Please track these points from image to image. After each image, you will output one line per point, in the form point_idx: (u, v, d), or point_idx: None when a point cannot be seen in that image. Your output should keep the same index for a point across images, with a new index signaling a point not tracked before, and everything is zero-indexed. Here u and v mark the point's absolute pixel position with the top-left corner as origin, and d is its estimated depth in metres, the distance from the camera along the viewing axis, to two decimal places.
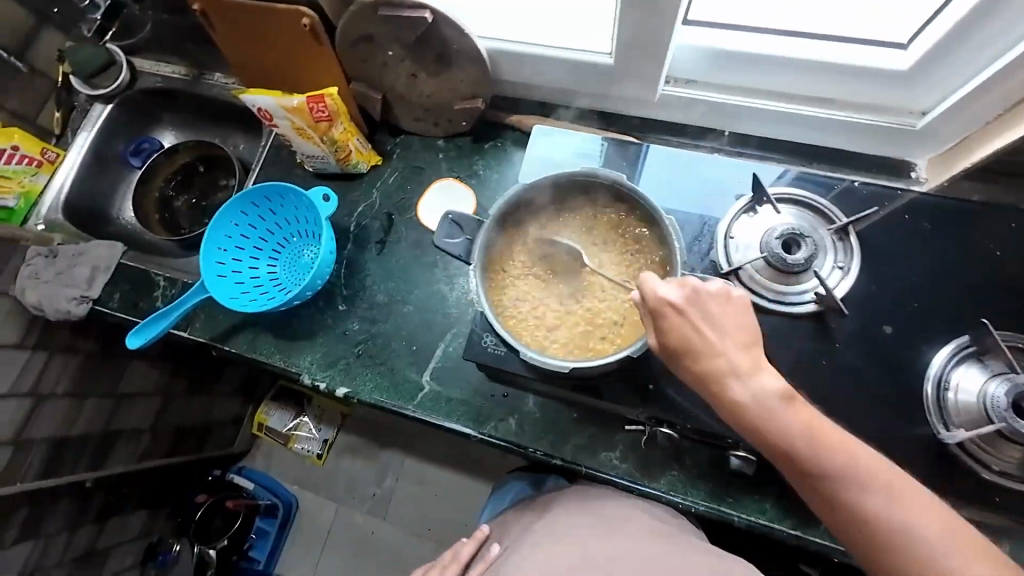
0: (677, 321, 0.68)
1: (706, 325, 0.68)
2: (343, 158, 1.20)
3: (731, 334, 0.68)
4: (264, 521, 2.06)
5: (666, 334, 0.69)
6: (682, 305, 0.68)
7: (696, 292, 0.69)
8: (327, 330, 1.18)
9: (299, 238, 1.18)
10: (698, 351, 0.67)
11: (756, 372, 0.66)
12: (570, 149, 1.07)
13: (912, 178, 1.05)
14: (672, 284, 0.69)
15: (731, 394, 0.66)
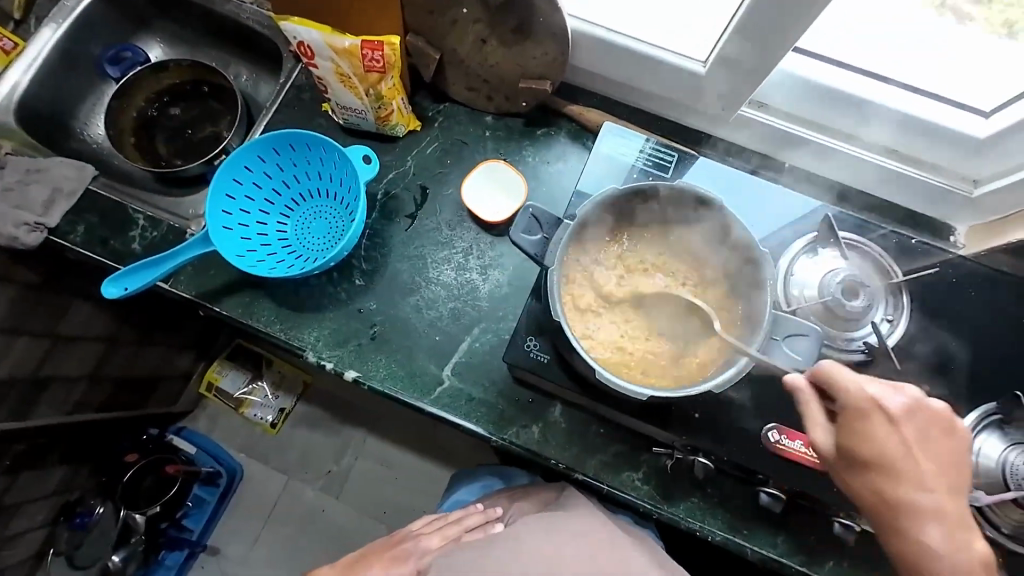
0: (886, 433, 0.66)
1: (914, 450, 0.67)
2: (382, 117, 1.07)
3: (943, 469, 0.67)
4: (202, 490, 1.85)
5: (857, 441, 0.68)
6: (899, 418, 0.67)
7: (920, 408, 0.69)
8: (340, 304, 1.07)
9: (316, 197, 1.08)
10: (902, 473, 0.66)
11: (955, 515, 0.65)
12: (638, 156, 1.03)
13: (951, 242, 1.08)
14: (885, 388, 0.69)
15: (925, 533, 0.65)
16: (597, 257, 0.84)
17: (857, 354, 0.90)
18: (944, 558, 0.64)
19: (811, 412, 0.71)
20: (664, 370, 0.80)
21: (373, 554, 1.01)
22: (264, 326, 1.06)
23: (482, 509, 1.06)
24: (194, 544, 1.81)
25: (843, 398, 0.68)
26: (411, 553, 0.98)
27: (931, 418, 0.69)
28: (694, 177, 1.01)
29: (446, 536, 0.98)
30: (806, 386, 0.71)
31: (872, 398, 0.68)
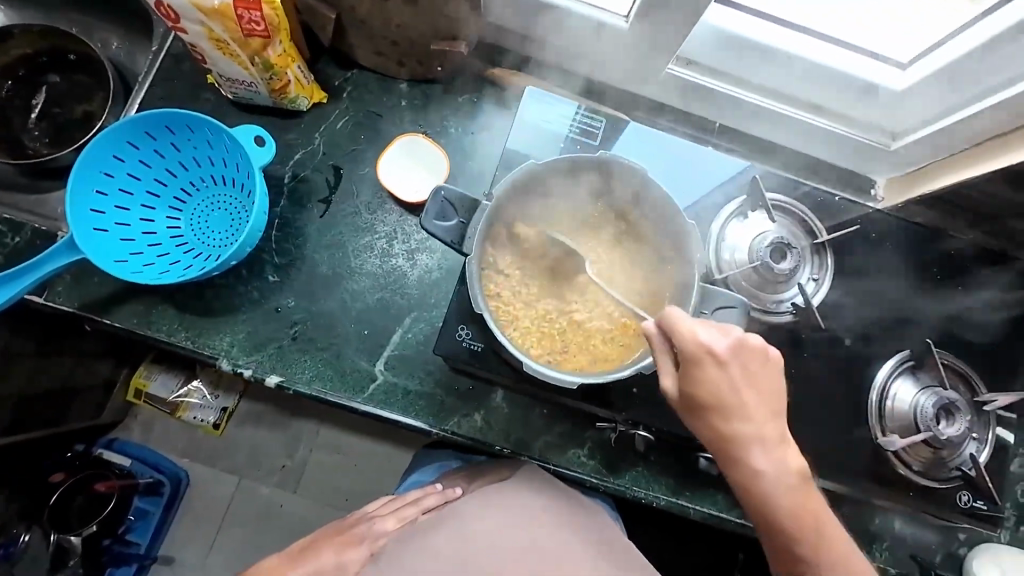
0: (716, 376, 0.65)
1: (734, 384, 0.65)
2: (277, 89, 0.95)
3: (763, 394, 0.67)
4: (144, 501, 1.68)
5: (694, 383, 0.66)
6: (727, 360, 0.65)
7: (739, 348, 0.66)
8: (253, 304, 0.97)
9: (210, 185, 0.95)
10: (730, 407, 0.66)
11: (777, 437, 0.67)
12: (564, 123, 0.96)
13: (872, 195, 1.10)
14: (713, 330, 0.66)
15: (754, 459, 0.67)
16: (519, 241, 0.79)
17: (784, 316, 0.92)
18: (759, 477, 0.67)
19: (662, 357, 0.69)
20: (598, 355, 0.77)
21: (324, 538, 0.90)
22: (167, 335, 0.94)
23: (441, 488, 0.97)
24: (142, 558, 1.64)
25: (683, 345, 0.65)
26: (365, 537, 0.89)
27: (754, 354, 0.67)
28: (622, 143, 0.97)
29: (403, 518, 0.91)
30: (657, 331, 0.68)
31: (700, 343, 0.65)
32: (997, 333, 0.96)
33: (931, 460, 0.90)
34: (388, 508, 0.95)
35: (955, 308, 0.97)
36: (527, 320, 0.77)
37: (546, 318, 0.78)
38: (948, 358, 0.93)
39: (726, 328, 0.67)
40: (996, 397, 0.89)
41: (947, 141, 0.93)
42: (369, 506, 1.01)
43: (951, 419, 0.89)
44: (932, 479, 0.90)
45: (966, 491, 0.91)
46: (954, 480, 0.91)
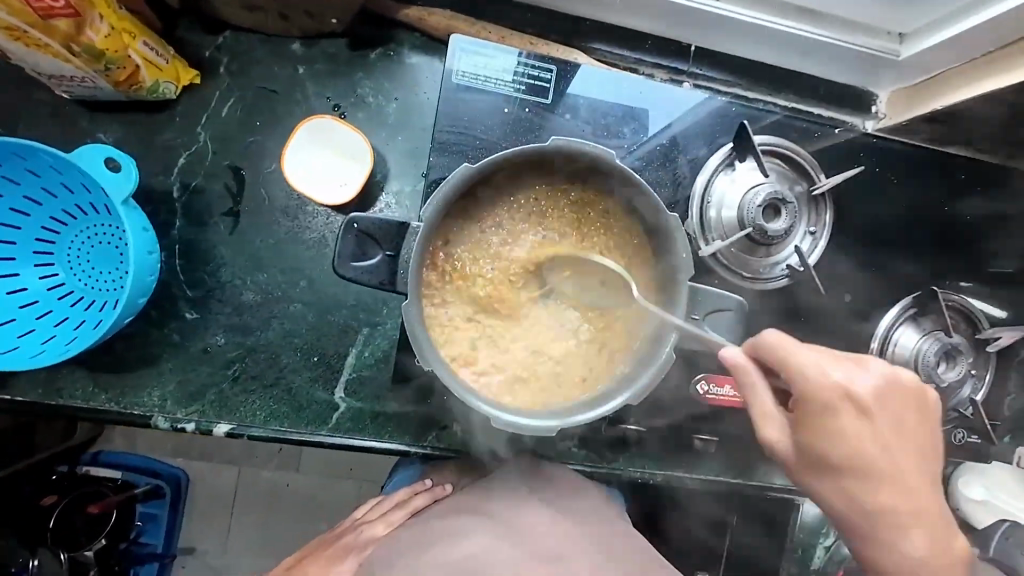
0: (840, 425, 0.58)
1: (853, 444, 0.58)
2: (124, 80, 0.72)
3: (909, 441, 0.60)
4: (149, 505, 1.37)
5: (814, 437, 0.59)
6: (866, 403, 0.58)
7: (885, 391, 0.60)
8: (176, 349, 0.83)
9: (79, 218, 0.76)
10: (882, 467, 0.59)
11: (916, 494, 0.59)
12: (505, 78, 0.76)
13: (871, 113, 0.95)
14: (837, 370, 0.59)
15: (899, 528, 0.59)
16: (451, 260, 0.61)
17: (781, 280, 0.81)
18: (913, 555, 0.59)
19: (754, 393, 0.62)
20: (575, 375, 0.63)
21: (314, 552, 0.91)
22: (83, 401, 0.81)
23: (432, 483, 0.91)
24: (162, 560, 1.37)
25: (802, 389, 0.58)
26: (353, 548, 0.86)
27: (896, 393, 0.60)
28: (578, 96, 0.79)
29: (391, 523, 0.86)
30: (748, 362, 0.61)
31: (839, 385, 0.58)
32: (992, 258, 0.91)
33: (931, 406, 0.86)
34: (377, 511, 0.92)
35: (952, 241, 0.90)
36: (484, 350, 0.62)
37: (509, 346, 0.62)
38: (952, 299, 0.86)
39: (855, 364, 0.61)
40: (998, 334, 0.84)
41: (962, 47, 0.78)
42: (356, 511, 0.98)
43: (951, 363, 0.84)
44: (929, 425, 0.88)
45: (960, 428, 0.89)
46: (948, 420, 0.89)
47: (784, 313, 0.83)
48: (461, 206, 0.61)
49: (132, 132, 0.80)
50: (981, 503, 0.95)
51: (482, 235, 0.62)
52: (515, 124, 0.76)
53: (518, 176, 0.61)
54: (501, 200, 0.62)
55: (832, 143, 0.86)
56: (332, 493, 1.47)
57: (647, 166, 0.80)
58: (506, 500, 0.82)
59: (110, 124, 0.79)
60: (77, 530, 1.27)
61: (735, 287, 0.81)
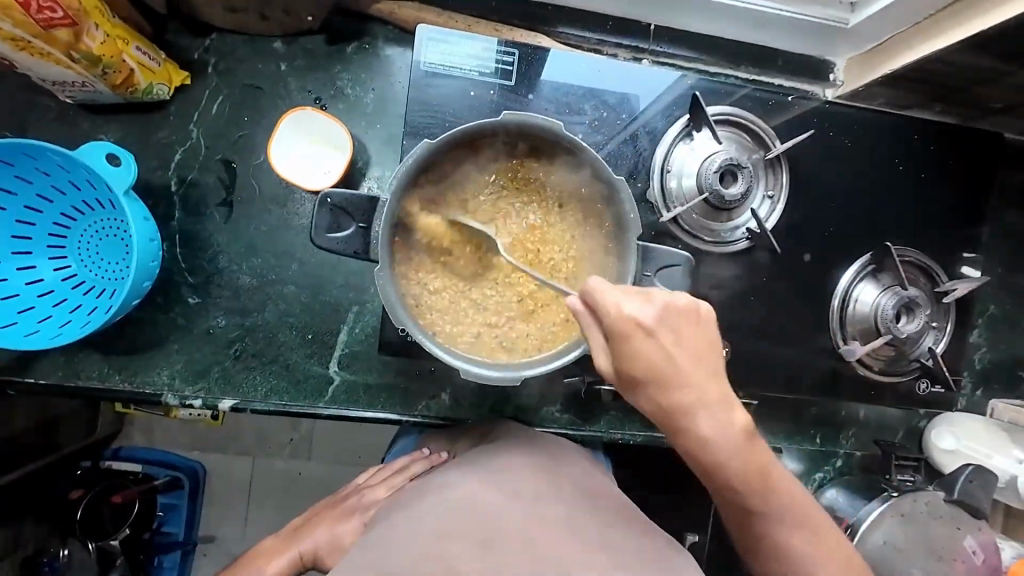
0: (651, 347, 0.59)
1: (658, 360, 0.60)
2: (121, 83, 0.78)
3: (707, 364, 0.63)
4: (168, 496, 1.45)
5: (623, 362, 0.60)
6: (654, 328, 0.60)
7: (675, 310, 0.61)
8: (181, 332, 0.90)
9: (87, 213, 0.83)
10: (669, 377, 0.61)
11: (720, 399, 0.64)
12: (470, 63, 0.82)
13: (830, 81, 0.98)
14: (637, 301, 0.60)
15: (697, 423, 0.63)
16: (422, 232, 0.67)
17: (740, 243, 0.86)
18: (713, 445, 0.64)
19: (592, 338, 0.62)
20: (539, 333, 0.69)
21: (321, 513, 0.98)
22: (100, 381, 0.88)
23: (428, 453, 0.96)
24: (184, 548, 1.45)
25: (606, 320, 0.59)
26: (356, 508, 0.93)
27: (682, 312, 0.62)
28: (542, 77, 0.83)
29: (392, 486, 0.91)
30: (586, 308, 0.61)
31: (624, 313, 0.58)
32: (950, 216, 0.94)
33: (893, 357, 0.91)
34: (376, 480, 0.98)
35: (911, 200, 0.94)
36: (454, 312, 0.67)
37: (476, 307, 0.69)
38: (908, 255, 0.90)
39: (663, 293, 0.62)
40: (955, 286, 0.88)
41: (906, 11, 0.81)
42: (360, 476, 1.03)
43: (910, 315, 0.88)
44: (892, 376, 0.92)
45: (924, 378, 0.93)
46: (913, 371, 0.93)
47: (747, 274, 0.88)
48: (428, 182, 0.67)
49: (131, 132, 0.86)
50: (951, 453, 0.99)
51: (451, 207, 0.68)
52: (482, 106, 0.82)
53: (479, 151, 0.67)
54: (464, 175, 0.68)
55: (789, 110, 0.90)
56: (340, 475, 1.54)
57: (609, 141, 0.85)
58: (492, 456, 0.82)
59: (111, 126, 0.86)
60: (104, 521, 1.35)
61: (697, 251, 0.86)
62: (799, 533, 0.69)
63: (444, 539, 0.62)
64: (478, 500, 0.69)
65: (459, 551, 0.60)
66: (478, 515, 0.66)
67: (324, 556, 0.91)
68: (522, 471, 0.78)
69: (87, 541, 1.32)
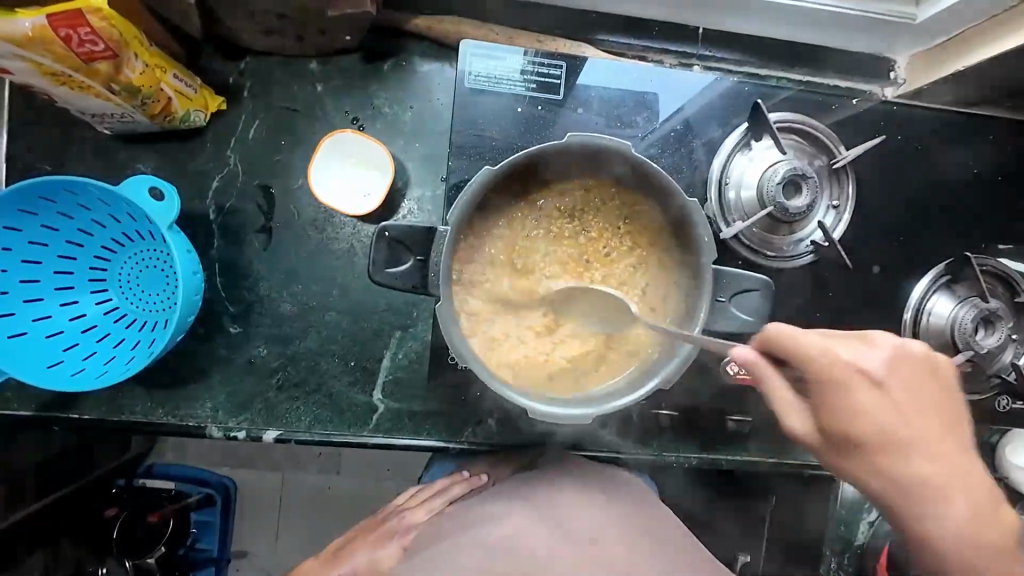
0: (868, 401, 0.53)
1: (926, 423, 0.55)
2: (160, 112, 0.77)
3: (946, 422, 0.56)
4: (200, 512, 1.42)
5: (838, 418, 0.53)
6: (882, 377, 0.54)
7: (901, 355, 0.55)
8: (223, 363, 0.88)
9: (127, 244, 0.81)
10: (900, 444, 0.55)
11: (968, 475, 0.57)
12: (514, 78, 0.78)
13: (890, 79, 0.92)
14: (867, 347, 0.54)
15: (942, 505, 0.56)
16: (479, 264, 0.64)
17: (805, 257, 0.81)
18: (965, 535, 0.57)
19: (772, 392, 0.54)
20: (601, 367, 0.65)
21: (359, 536, 0.91)
22: (143, 416, 0.86)
23: (467, 474, 0.91)
24: (218, 564, 1.41)
25: (823, 373, 0.52)
26: (395, 532, 0.87)
27: (918, 359, 0.56)
28: (590, 88, 0.80)
29: (432, 510, 0.87)
30: (760, 358, 0.53)
31: (840, 358, 0.52)
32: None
33: (970, 374, 0.85)
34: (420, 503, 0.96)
35: (984, 204, 0.88)
36: (512, 345, 0.64)
37: (535, 342, 0.64)
38: (986, 264, 0.84)
39: (883, 332, 0.56)
40: None
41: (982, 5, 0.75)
42: (397, 499, 0.96)
43: (990, 329, 0.82)
44: (970, 393, 0.86)
45: (1004, 395, 0.86)
46: (992, 387, 0.86)
47: (812, 289, 0.83)
48: (488, 207, 0.63)
49: (168, 161, 0.85)
50: None
51: (510, 234, 0.65)
52: (529, 121, 0.78)
53: (537, 175, 0.63)
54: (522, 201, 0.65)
55: (850, 112, 0.84)
56: (371, 490, 1.51)
57: (662, 153, 0.81)
58: (554, 482, 0.87)
59: (148, 155, 0.84)
60: (138, 538, 1.32)
61: (759, 267, 0.81)
62: None
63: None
64: (525, 544, 0.81)
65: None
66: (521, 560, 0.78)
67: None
68: (575, 513, 0.84)
69: (124, 559, 1.30)
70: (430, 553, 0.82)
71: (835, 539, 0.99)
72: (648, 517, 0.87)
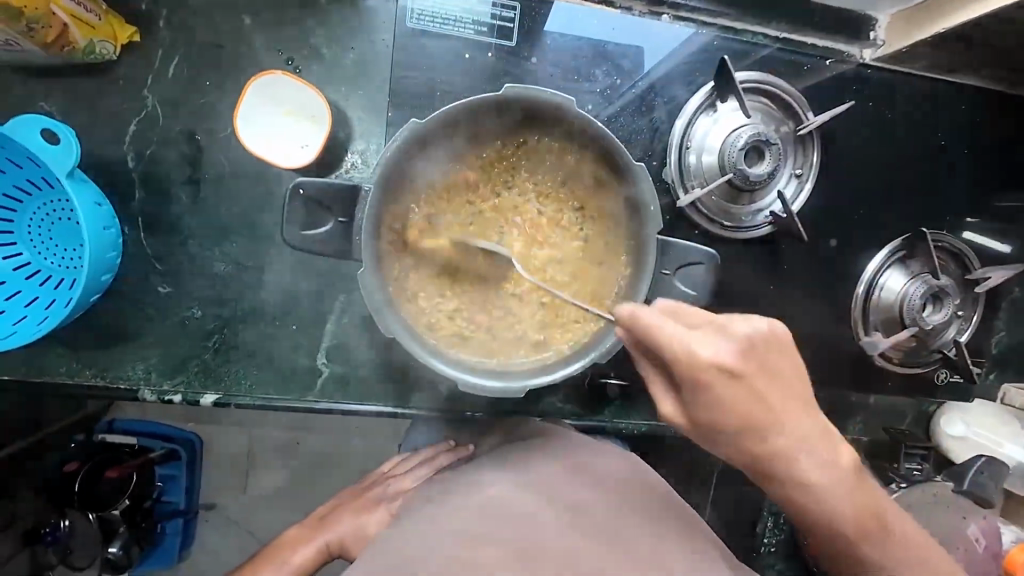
0: (720, 385, 0.51)
1: (735, 404, 0.52)
2: (55, 41, 0.67)
3: (789, 393, 0.55)
4: (167, 466, 1.36)
5: (693, 385, 0.52)
6: (742, 367, 0.52)
7: (767, 339, 0.54)
8: (154, 323, 0.83)
9: (32, 193, 0.73)
10: (760, 425, 0.54)
11: (817, 442, 0.56)
12: (458, 20, 0.72)
13: (868, 40, 0.82)
14: (718, 339, 0.52)
15: (800, 474, 0.56)
16: (412, 223, 0.61)
17: (762, 228, 0.79)
18: (822, 497, 0.57)
19: (648, 364, 0.56)
20: (535, 342, 0.62)
21: (346, 504, 0.95)
22: (68, 377, 0.81)
23: (454, 444, 0.89)
24: (187, 515, 1.38)
25: (686, 372, 0.51)
26: (382, 499, 0.91)
27: (764, 342, 0.54)
28: (544, 32, 0.73)
29: (419, 478, 0.89)
30: (632, 326, 0.53)
31: (698, 357, 0.51)
32: (987, 193, 0.87)
33: (911, 348, 0.85)
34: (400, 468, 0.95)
35: (948, 177, 0.86)
36: (438, 306, 0.62)
37: (467, 307, 0.62)
38: (943, 240, 0.84)
39: (743, 320, 0.54)
40: (990, 275, 0.82)
41: None
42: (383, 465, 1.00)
43: (937, 305, 0.82)
44: (915, 366, 0.87)
45: (943, 369, 0.88)
46: (932, 362, 0.87)
47: (766, 259, 0.81)
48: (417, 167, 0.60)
49: (76, 101, 0.76)
50: (961, 439, 0.91)
51: (445, 190, 0.62)
52: (479, 70, 0.72)
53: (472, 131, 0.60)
54: (459, 157, 0.61)
55: (819, 74, 0.80)
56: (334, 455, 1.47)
57: (622, 110, 0.75)
58: (529, 457, 0.74)
59: (51, 92, 0.75)
60: (97, 493, 1.27)
61: (715, 237, 0.78)
62: (860, 547, 0.59)
63: (474, 547, 0.58)
64: (519, 509, 0.64)
65: (491, 555, 0.57)
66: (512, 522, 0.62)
67: (351, 548, 0.89)
68: (568, 481, 0.69)
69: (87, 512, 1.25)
70: (405, 528, 0.69)
71: None
72: (643, 481, 0.73)
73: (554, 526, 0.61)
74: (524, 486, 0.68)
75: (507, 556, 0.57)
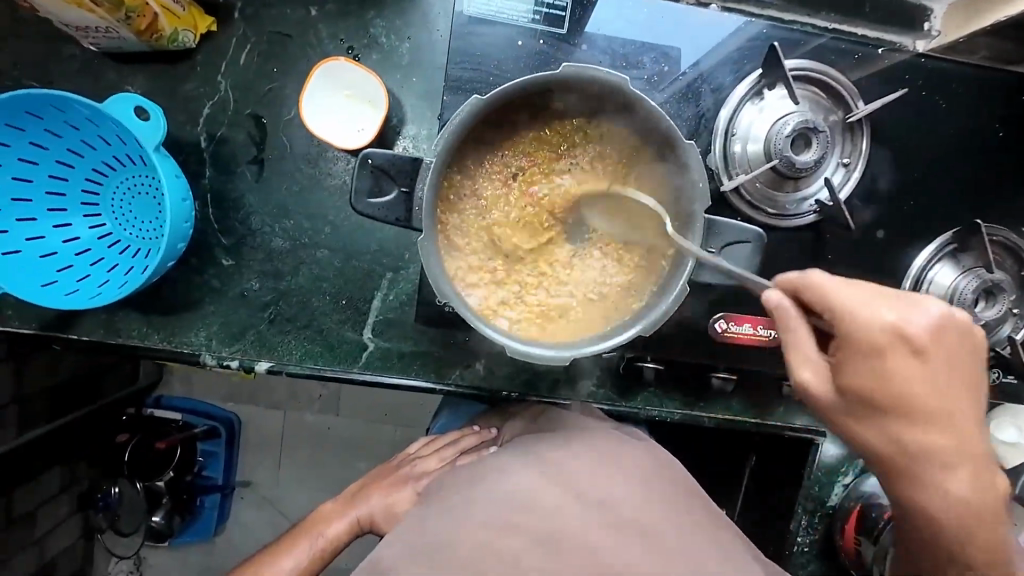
0: (906, 369, 0.52)
1: (936, 397, 0.53)
2: (146, 29, 0.74)
3: (960, 385, 0.54)
4: (208, 443, 1.44)
5: (875, 376, 0.52)
6: (927, 346, 0.52)
7: (949, 327, 0.52)
8: (216, 294, 0.89)
9: (117, 169, 0.80)
10: (922, 415, 0.54)
11: (975, 453, 0.56)
12: (513, 9, 0.75)
13: (922, 31, 0.81)
14: (901, 315, 0.52)
15: (947, 478, 0.57)
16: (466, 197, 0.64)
17: (807, 217, 0.79)
18: (967, 505, 0.58)
19: (798, 342, 0.55)
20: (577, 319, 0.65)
21: (373, 481, 0.98)
22: (139, 340, 0.88)
23: (479, 428, 0.93)
24: (224, 490, 1.46)
25: (850, 332, 0.52)
26: (409, 478, 0.94)
27: (959, 331, 0.53)
28: (594, 21, 0.76)
29: (444, 458, 0.91)
30: (789, 306, 0.55)
31: (867, 322, 0.51)
32: None
33: None
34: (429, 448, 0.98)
35: (1005, 170, 0.84)
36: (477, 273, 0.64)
37: (511, 279, 0.65)
38: (997, 234, 0.82)
39: (932, 301, 0.53)
40: None
41: None
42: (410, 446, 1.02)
43: (990, 301, 0.79)
44: None
45: (996, 368, 0.85)
46: (984, 360, 0.84)
47: (809, 248, 0.81)
48: (472, 143, 0.63)
49: (159, 85, 0.83)
50: (1014, 446, 0.87)
51: (497, 166, 0.65)
52: (529, 57, 0.75)
53: (524, 109, 0.63)
54: (511, 135, 0.64)
55: (873, 63, 0.80)
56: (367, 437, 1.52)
57: (668, 98, 0.77)
58: (556, 445, 0.74)
59: (138, 77, 0.82)
60: (148, 461, 1.35)
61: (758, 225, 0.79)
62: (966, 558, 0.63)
63: (501, 532, 0.60)
64: (539, 496, 0.64)
65: (516, 545, 0.59)
66: (533, 509, 0.62)
67: (381, 523, 0.92)
68: (586, 467, 0.69)
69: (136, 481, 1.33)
70: (429, 507, 0.72)
71: (810, 497, 0.99)
72: (664, 471, 0.74)
73: (572, 514, 0.62)
74: (545, 474, 0.68)
75: (533, 544, 0.59)
